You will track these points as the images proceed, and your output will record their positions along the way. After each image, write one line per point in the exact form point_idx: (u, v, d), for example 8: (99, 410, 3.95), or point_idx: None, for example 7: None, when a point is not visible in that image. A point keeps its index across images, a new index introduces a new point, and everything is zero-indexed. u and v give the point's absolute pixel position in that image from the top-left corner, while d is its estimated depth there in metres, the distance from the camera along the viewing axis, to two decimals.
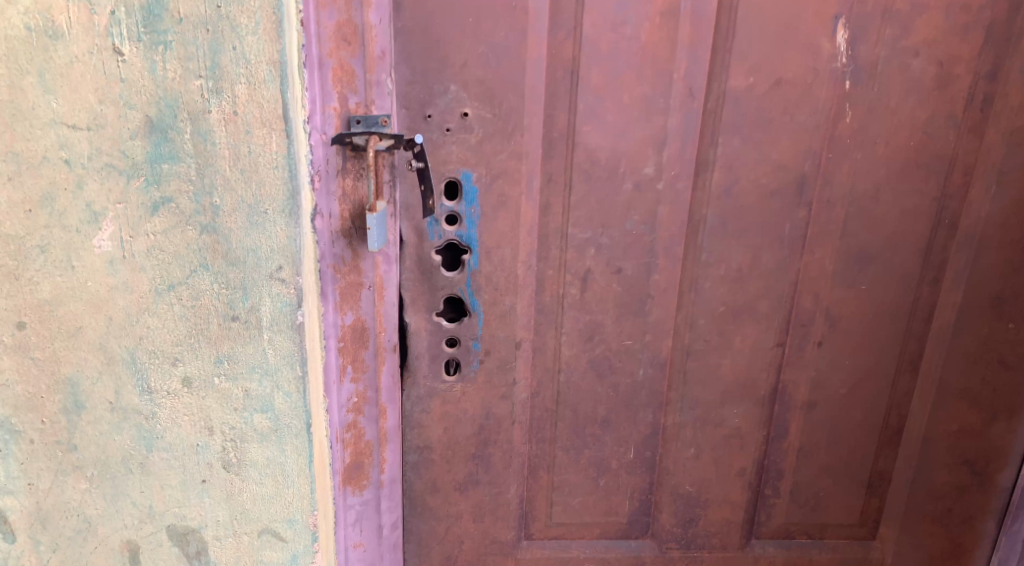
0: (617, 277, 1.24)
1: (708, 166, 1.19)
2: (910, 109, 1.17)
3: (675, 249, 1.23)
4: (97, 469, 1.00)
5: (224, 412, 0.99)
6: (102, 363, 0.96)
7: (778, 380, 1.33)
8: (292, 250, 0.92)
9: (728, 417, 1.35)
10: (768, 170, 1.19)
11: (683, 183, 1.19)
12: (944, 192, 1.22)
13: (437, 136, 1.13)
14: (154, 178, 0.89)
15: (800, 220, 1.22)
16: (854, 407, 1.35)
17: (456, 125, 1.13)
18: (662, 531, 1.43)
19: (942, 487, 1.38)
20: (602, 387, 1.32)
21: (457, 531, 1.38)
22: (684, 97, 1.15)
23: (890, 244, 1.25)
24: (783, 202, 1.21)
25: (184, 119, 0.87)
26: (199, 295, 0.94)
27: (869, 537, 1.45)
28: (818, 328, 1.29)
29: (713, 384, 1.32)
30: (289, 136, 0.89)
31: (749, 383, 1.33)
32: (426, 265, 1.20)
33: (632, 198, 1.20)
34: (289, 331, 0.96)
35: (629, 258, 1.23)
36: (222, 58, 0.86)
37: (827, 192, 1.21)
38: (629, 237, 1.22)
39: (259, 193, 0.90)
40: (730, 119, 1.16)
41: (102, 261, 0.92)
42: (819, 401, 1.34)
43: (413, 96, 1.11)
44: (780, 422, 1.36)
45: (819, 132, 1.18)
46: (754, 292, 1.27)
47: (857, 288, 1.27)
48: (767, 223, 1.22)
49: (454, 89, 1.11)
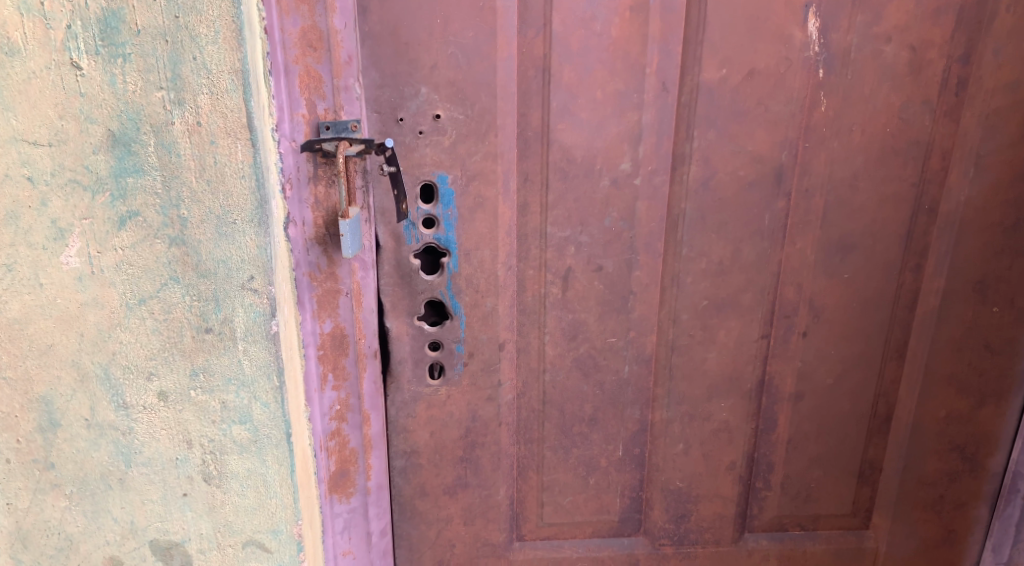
0: (598, 274, 1.24)
1: (685, 159, 1.18)
2: (886, 96, 1.16)
3: (655, 245, 1.23)
4: (76, 487, 1.00)
5: (201, 425, 0.98)
6: (75, 380, 0.95)
7: (764, 372, 1.32)
8: (263, 259, 0.91)
9: (715, 411, 1.34)
10: (746, 162, 1.18)
11: (660, 177, 1.19)
12: (923, 177, 1.22)
13: (410, 139, 1.12)
14: (119, 192, 0.88)
15: (779, 211, 1.22)
16: (842, 397, 1.34)
17: (429, 127, 1.12)
18: (654, 528, 1.42)
19: (933, 474, 1.38)
20: (587, 386, 1.31)
21: (448, 535, 1.37)
22: (657, 92, 1.14)
23: (872, 232, 1.24)
24: (762, 194, 1.20)
25: (147, 132, 0.86)
26: (171, 308, 0.93)
27: (862, 527, 1.44)
28: (803, 319, 1.29)
29: (699, 379, 1.32)
30: (254, 145, 0.88)
31: (735, 376, 1.32)
32: (405, 269, 1.18)
33: (609, 195, 1.19)
34: (264, 341, 0.95)
35: (609, 255, 1.22)
36: (182, 68, 0.85)
37: (806, 182, 1.20)
38: (608, 234, 1.21)
39: (227, 203, 0.89)
40: (704, 112, 1.15)
41: (70, 278, 0.91)
42: (807, 392, 1.34)
43: (384, 100, 1.10)
44: (769, 414, 1.35)
45: (795, 122, 1.17)
46: (737, 285, 1.26)
47: (839, 278, 1.26)
48: (746, 216, 1.21)
49: (424, 91, 1.10)
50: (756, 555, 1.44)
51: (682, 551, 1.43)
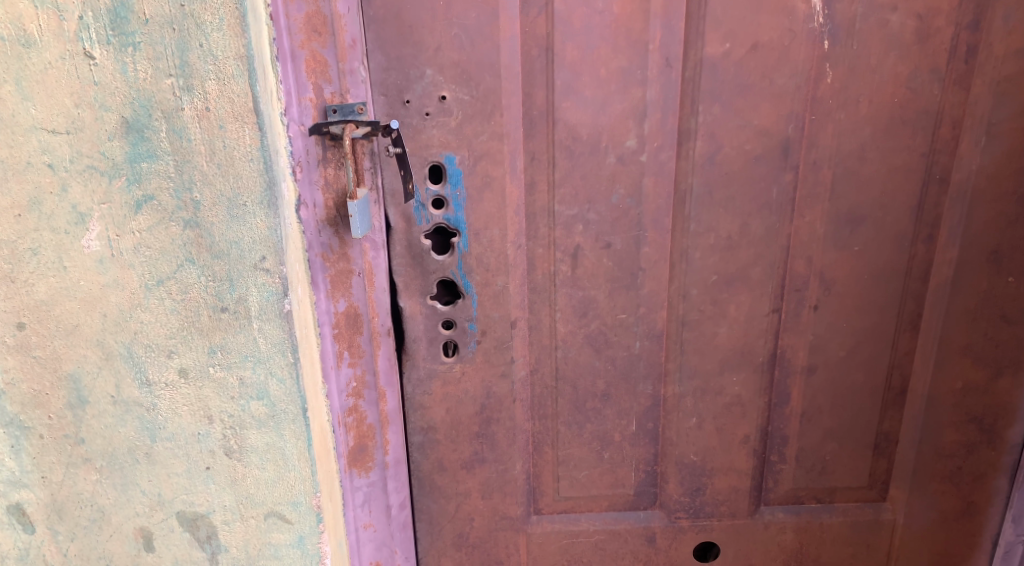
0: (606, 251, 1.25)
1: (690, 135, 1.19)
2: (893, 65, 1.16)
3: (662, 221, 1.24)
4: (105, 460, 1.04)
5: (221, 400, 1.02)
6: (101, 358, 1.00)
7: (776, 346, 1.33)
8: (274, 240, 0.95)
9: (728, 385, 1.35)
10: (752, 136, 1.19)
11: (666, 153, 1.19)
12: (934, 146, 1.21)
13: (416, 121, 1.14)
14: (135, 177, 0.92)
15: (787, 184, 1.22)
16: (856, 369, 1.34)
17: (435, 108, 1.14)
18: (669, 501, 1.43)
19: (951, 446, 1.38)
20: (600, 361, 1.33)
21: (466, 509, 1.41)
22: (661, 68, 1.15)
23: (882, 204, 1.24)
24: (769, 167, 1.21)
25: (158, 118, 0.90)
26: (188, 289, 0.96)
27: (880, 499, 1.44)
28: (814, 292, 1.29)
29: (711, 353, 1.33)
30: (261, 129, 0.91)
31: (747, 350, 1.33)
32: (416, 250, 1.21)
33: (615, 171, 1.20)
34: (277, 320, 0.98)
35: (617, 232, 1.24)
36: (190, 56, 0.88)
37: (813, 154, 1.20)
38: (616, 212, 1.23)
39: (237, 186, 0.92)
40: (709, 87, 1.16)
41: (92, 260, 0.95)
42: (819, 365, 1.34)
43: (390, 83, 1.12)
44: (782, 387, 1.36)
45: (800, 94, 1.17)
46: (746, 260, 1.26)
47: (850, 250, 1.26)
48: (754, 190, 1.22)
49: (429, 73, 1.12)
50: (772, 528, 1.45)
51: (698, 524, 1.45)
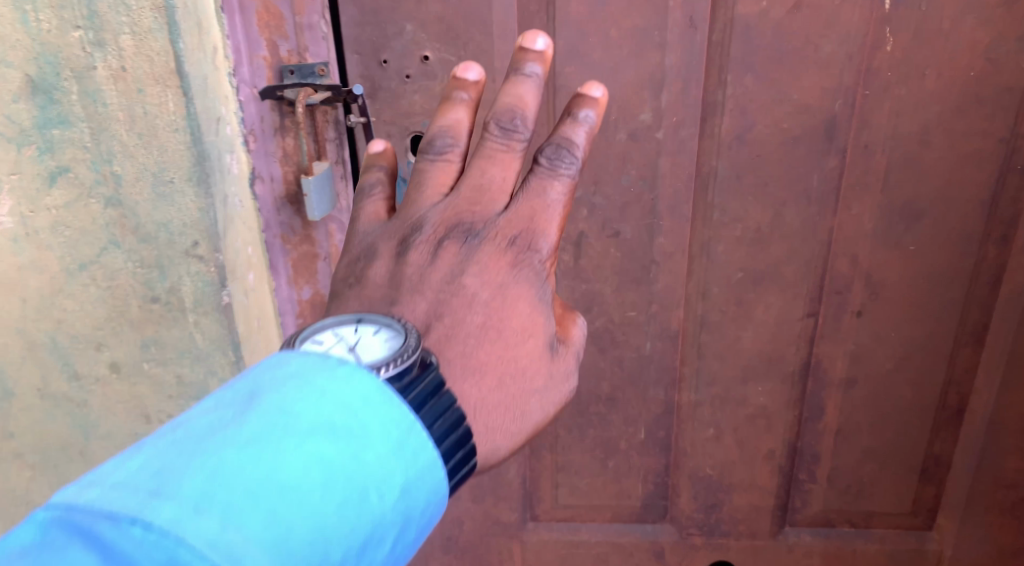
0: (615, 241, 1.10)
1: (716, 110, 1.00)
2: (969, 30, 0.93)
3: (681, 208, 1.07)
4: (39, 455, 0.96)
5: (158, 397, 0.91)
6: (26, 347, 0.89)
7: (810, 355, 1.18)
8: (207, 225, 0.81)
9: (751, 395, 1.21)
10: (790, 113, 0.99)
11: (688, 130, 1.01)
12: (1015, 131, 0.99)
13: (396, 85, 0.99)
14: (46, 145, 0.79)
15: (831, 170, 1.03)
16: (904, 384, 1.18)
17: (417, 71, 0.98)
18: (680, 516, 1.31)
19: (1013, 475, 1.19)
20: (604, 363, 1.19)
21: (455, 512, 1.29)
22: (683, 28, 0.95)
23: (945, 197, 1.04)
24: (810, 149, 1.01)
25: (67, 78, 0.76)
26: (114, 274, 0.84)
27: (925, 528, 1.29)
28: (857, 297, 1.12)
29: (732, 359, 1.18)
30: (187, 94, 0.77)
31: (775, 358, 1.17)
32: None
33: (627, 149, 1.03)
34: (215, 314, 0.86)
35: (627, 219, 1.08)
36: (99, 4, 0.74)
37: (864, 136, 1.01)
38: (627, 195, 1.06)
39: (163, 160, 0.79)
40: (740, 54, 0.96)
41: (6, 238, 0.84)
42: (860, 378, 1.19)
43: (365, 39, 0.96)
44: (815, 399, 1.21)
45: (851, 65, 0.96)
46: (777, 257, 1.09)
47: (903, 250, 1.08)
48: (791, 177, 1.03)
49: (410, 29, 0.96)
50: (797, 551, 1.32)
51: (712, 542, 1.32)
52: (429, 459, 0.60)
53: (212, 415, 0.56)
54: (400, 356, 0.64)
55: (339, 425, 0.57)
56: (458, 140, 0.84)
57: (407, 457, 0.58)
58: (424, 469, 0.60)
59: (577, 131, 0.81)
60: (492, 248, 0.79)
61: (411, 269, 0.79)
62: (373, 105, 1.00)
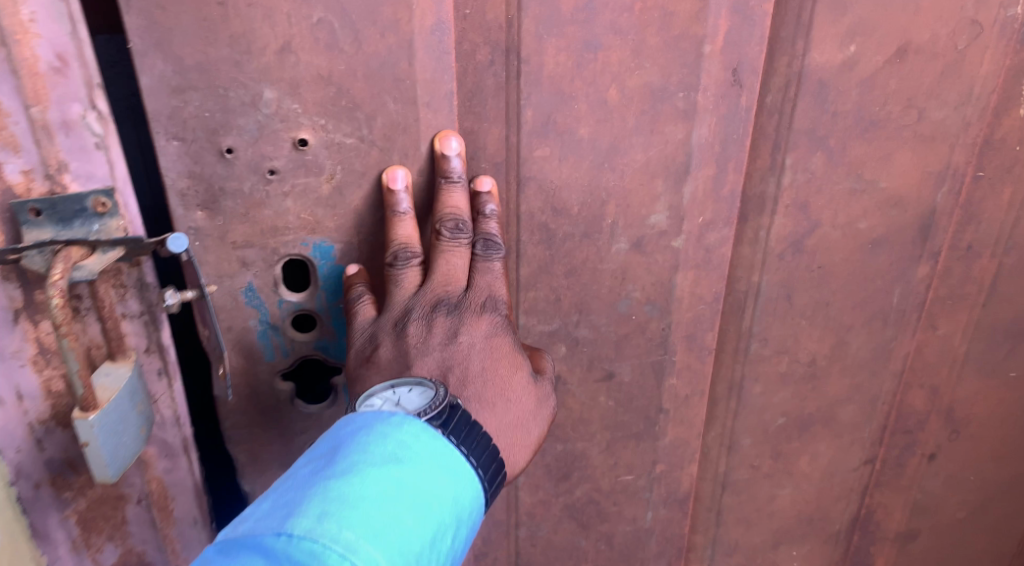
0: (607, 387, 0.73)
1: (763, 204, 0.65)
2: None
3: (702, 338, 0.72)
4: None
5: None
6: None
7: (860, 507, 0.86)
8: None
9: (781, 561, 0.88)
10: (872, 208, 0.65)
11: (717, 233, 0.67)
12: None
13: (251, 187, 0.58)
14: None
15: (919, 282, 0.70)
16: (977, 533, 0.88)
17: (287, 164, 0.58)
18: None
19: None
20: (586, 541, 0.84)
21: None
22: (721, 86, 0.60)
23: None
24: (894, 255, 0.68)
25: None
26: None
27: None
28: (932, 438, 0.80)
29: (760, 523, 0.85)
30: None
31: (817, 516, 0.85)
32: (268, 398, 0.68)
33: (628, 264, 0.67)
34: None
35: (626, 358, 0.72)
36: None
37: (969, 233, 0.68)
38: (624, 327, 0.70)
39: None
40: (808, 123, 0.61)
41: None
42: (922, 531, 0.87)
43: (190, 114, 0.54)
44: (860, 558, 0.90)
45: (966, 136, 0.63)
46: (833, 397, 0.76)
47: (1000, 379, 0.77)
48: (863, 292, 0.70)
49: (272, 95, 0.55)
50: None
51: None
52: (457, 465, 0.54)
53: (252, 519, 0.49)
54: (432, 403, 0.56)
55: (387, 454, 0.52)
56: (417, 253, 0.61)
57: (431, 514, 0.51)
58: (462, 489, 0.54)
59: (491, 223, 0.62)
60: (472, 313, 0.62)
61: (416, 351, 0.61)
62: (211, 217, 0.59)
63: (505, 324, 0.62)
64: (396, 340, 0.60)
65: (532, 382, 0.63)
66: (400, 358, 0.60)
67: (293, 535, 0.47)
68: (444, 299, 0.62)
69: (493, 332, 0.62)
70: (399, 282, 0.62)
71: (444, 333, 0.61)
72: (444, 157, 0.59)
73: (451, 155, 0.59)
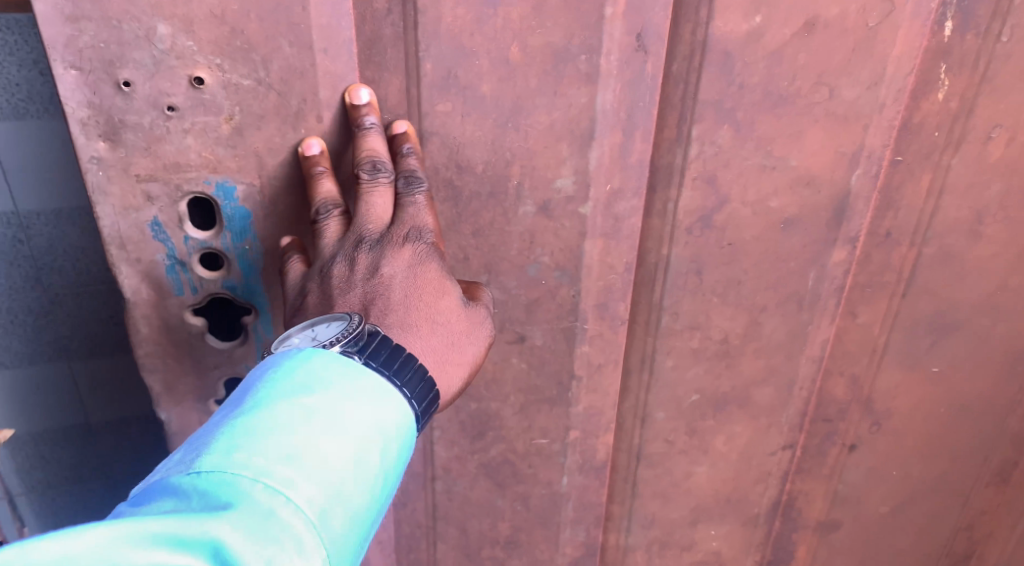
0: (519, 349, 0.72)
1: (670, 175, 0.64)
2: None
3: (614, 307, 0.71)
4: None
5: None
6: None
7: (782, 493, 0.85)
8: None
9: (700, 540, 0.88)
10: (783, 187, 0.64)
11: (626, 202, 0.66)
12: None
13: (152, 122, 0.59)
14: None
15: (837, 267, 0.69)
16: (901, 529, 0.87)
17: (185, 100, 0.58)
18: None
19: None
20: (504, 500, 0.82)
21: None
22: (625, 51, 0.60)
23: (990, 306, 0.72)
24: (808, 237, 0.67)
25: None
26: None
27: None
28: (852, 427, 0.80)
29: (678, 499, 0.84)
30: None
31: (736, 497, 0.84)
32: (180, 334, 0.68)
33: (535, 226, 0.66)
34: None
35: (536, 322, 0.70)
36: None
37: (888, 219, 0.67)
38: (532, 290, 0.69)
39: None
40: (714, 95, 0.61)
41: None
42: (844, 522, 0.87)
43: (87, 46, 0.56)
44: (781, 543, 0.89)
45: (881, 119, 0.62)
46: (749, 377, 0.75)
47: (923, 372, 0.75)
48: (777, 272, 0.69)
49: (166, 31, 0.56)
50: None
51: None
52: (377, 387, 0.55)
53: (166, 466, 0.50)
54: (345, 333, 0.57)
55: (297, 384, 0.53)
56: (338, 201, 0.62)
57: (347, 431, 0.53)
58: (385, 411, 0.55)
59: (410, 161, 0.61)
60: (394, 246, 0.61)
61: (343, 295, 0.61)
62: (113, 149, 0.60)
63: (430, 252, 0.62)
64: (321, 284, 0.61)
65: (461, 307, 0.63)
66: (325, 300, 0.61)
67: (201, 470, 0.48)
68: (365, 237, 0.61)
69: (417, 262, 0.61)
70: (323, 232, 0.61)
71: (366, 268, 0.61)
72: (354, 106, 0.60)
73: (361, 105, 0.60)
